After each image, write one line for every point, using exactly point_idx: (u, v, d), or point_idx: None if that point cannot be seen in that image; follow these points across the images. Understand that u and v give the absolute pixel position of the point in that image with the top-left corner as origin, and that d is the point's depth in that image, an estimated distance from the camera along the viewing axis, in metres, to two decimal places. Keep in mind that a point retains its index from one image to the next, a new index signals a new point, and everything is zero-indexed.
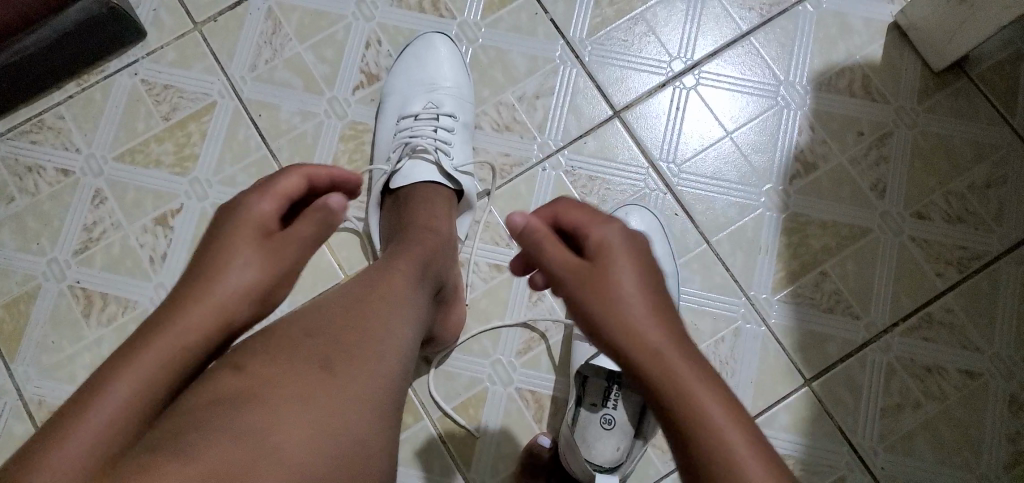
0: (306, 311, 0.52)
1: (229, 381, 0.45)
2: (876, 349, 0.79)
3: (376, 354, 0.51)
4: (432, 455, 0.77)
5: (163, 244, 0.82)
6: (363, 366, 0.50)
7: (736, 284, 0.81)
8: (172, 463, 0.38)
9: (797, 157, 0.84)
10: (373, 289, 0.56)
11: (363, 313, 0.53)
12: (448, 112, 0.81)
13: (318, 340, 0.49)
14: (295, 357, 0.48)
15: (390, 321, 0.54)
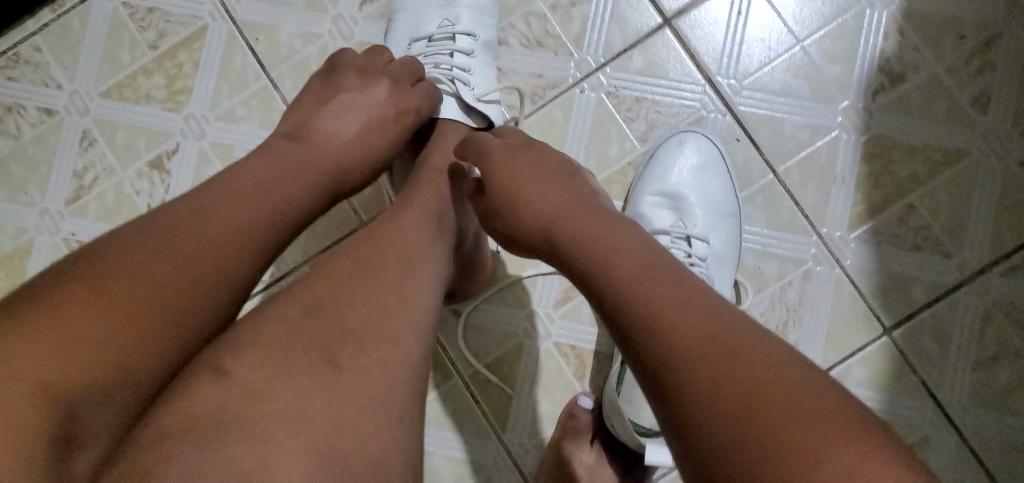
0: (298, 290, 0.43)
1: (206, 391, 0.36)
2: (970, 292, 0.68)
3: (388, 335, 0.42)
4: (464, 417, 0.70)
5: (161, 190, 0.74)
6: (373, 354, 0.41)
7: (806, 220, 0.70)
8: None
9: (882, 67, 0.71)
10: (381, 254, 0.46)
11: (370, 286, 0.44)
12: (465, 31, 0.69)
13: (314, 330, 0.40)
14: (289, 358, 0.39)
15: (402, 294, 0.44)
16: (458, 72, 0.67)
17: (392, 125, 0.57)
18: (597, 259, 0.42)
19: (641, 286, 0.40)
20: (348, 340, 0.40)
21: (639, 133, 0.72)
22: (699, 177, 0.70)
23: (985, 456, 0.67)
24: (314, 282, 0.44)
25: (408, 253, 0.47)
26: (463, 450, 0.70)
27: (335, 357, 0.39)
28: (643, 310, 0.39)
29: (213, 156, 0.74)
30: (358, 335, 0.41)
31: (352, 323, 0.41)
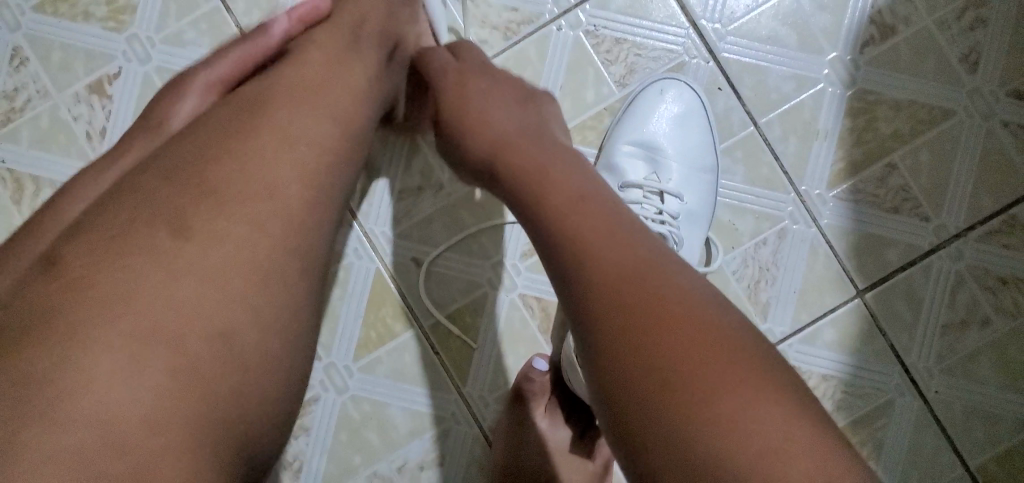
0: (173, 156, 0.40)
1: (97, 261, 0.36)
2: (946, 256, 0.67)
3: (263, 205, 0.39)
4: (424, 368, 0.68)
5: (101, 116, 0.69)
6: (235, 227, 0.38)
7: (785, 176, 0.67)
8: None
9: (873, 19, 0.68)
10: (279, 113, 0.42)
11: (256, 149, 0.40)
12: None
13: (181, 188, 0.38)
14: (113, 250, 0.36)
15: (295, 165, 0.41)
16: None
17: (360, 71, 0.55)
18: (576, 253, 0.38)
19: (621, 288, 0.36)
20: (218, 207, 0.38)
21: (618, 77, 0.68)
22: (678, 129, 0.68)
23: (946, 420, 0.66)
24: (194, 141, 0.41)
25: (313, 116, 0.43)
26: (422, 401, 0.68)
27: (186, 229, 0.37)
28: (615, 309, 0.36)
29: (158, 82, 0.69)
30: (232, 206, 0.38)
31: (227, 196, 0.39)
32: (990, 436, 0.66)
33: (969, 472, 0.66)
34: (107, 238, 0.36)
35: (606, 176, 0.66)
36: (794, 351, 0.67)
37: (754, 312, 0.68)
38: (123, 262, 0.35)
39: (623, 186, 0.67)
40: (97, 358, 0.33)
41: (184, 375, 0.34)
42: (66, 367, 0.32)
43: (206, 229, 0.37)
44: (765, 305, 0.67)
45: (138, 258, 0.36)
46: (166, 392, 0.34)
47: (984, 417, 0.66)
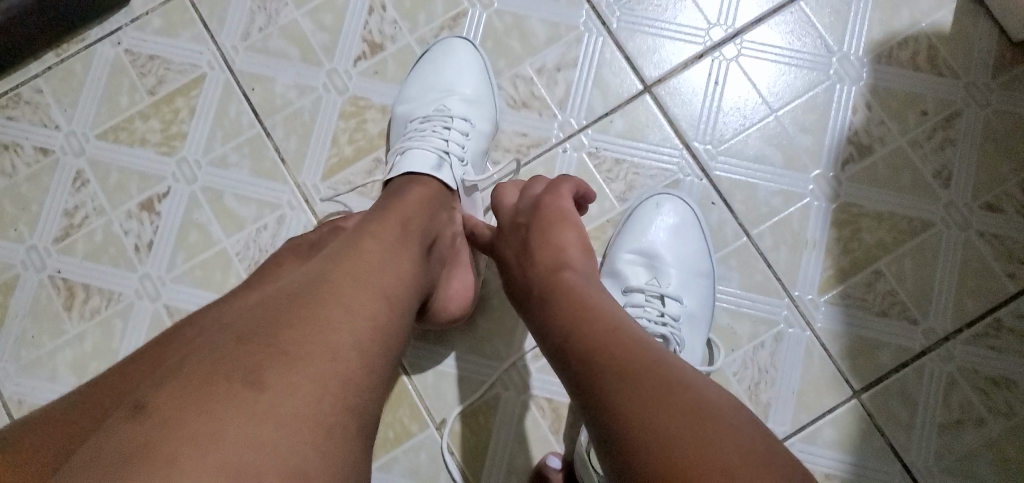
0: (261, 305, 0.49)
1: (240, 348, 0.44)
2: (936, 358, 0.70)
3: (339, 299, 0.49)
4: (439, 468, 0.71)
5: (150, 230, 0.76)
6: (316, 312, 0.47)
7: (778, 282, 0.72)
8: (211, 420, 0.39)
9: (851, 140, 0.74)
10: (359, 245, 0.54)
11: (334, 280, 0.50)
12: (462, 118, 0.72)
13: (298, 296, 0.48)
14: (223, 366, 0.43)
15: (370, 286, 0.51)
16: (456, 153, 0.69)
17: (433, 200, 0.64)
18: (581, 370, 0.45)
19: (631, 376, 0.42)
20: (311, 322, 0.46)
21: (619, 193, 0.75)
22: (675, 238, 0.72)
23: None
24: (278, 294, 0.49)
25: (383, 255, 0.54)
26: None
27: (281, 340, 0.45)
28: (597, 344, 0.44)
29: (203, 200, 0.76)
30: (323, 319, 0.47)
31: (318, 312, 0.47)
32: None
33: None
34: (215, 362, 0.43)
35: (609, 281, 0.72)
36: (795, 451, 0.70)
37: (756, 412, 0.71)
38: (279, 335, 0.45)
39: (624, 290, 0.71)
40: (239, 449, 0.38)
41: (303, 460, 0.40)
42: (217, 459, 0.38)
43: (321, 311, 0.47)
44: (765, 406, 0.70)
45: (282, 336, 0.45)
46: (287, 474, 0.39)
47: None
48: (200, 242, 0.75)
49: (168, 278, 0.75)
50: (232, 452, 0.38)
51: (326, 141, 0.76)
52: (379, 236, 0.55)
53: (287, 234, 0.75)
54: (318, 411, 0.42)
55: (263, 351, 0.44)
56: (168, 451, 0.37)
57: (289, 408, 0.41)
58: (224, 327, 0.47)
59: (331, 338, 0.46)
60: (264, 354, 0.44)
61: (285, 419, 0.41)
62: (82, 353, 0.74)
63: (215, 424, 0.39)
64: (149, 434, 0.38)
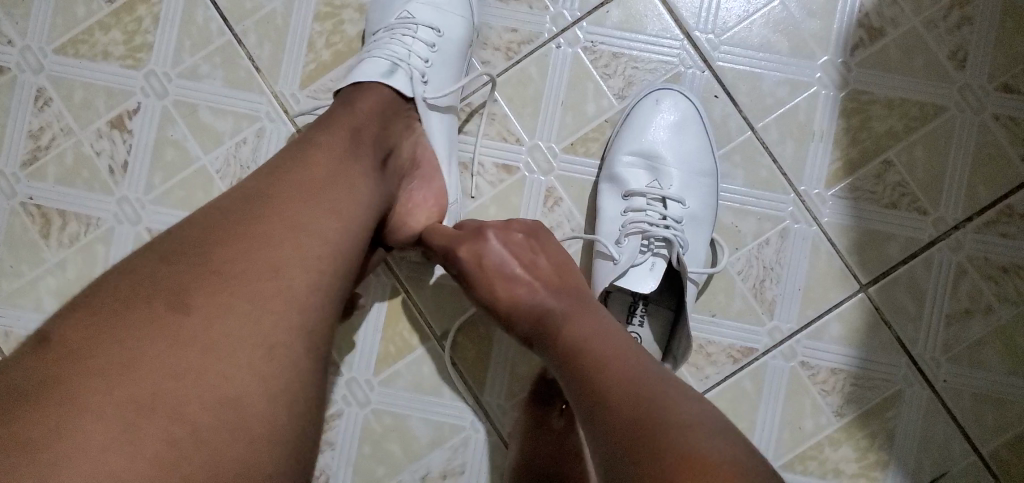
0: (190, 222, 0.46)
1: (166, 268, 0.42)
2: (946, 248, 0.68)
3: (288, 216, 0.46)
4: (442, 380, 0.70)
5: (122, 150, 0.71)
6: (256, 229, 0.45)
7: (784, 177, 0.70)
8: (124, 352, 0.38)
9: (861, 23, 0.70)
10: (307, 153, 0.51)
11: (279, 193, 0.47)
12: (426, 23, 0.66)
13: (237, 211, 0.46)
14: (144, 288, 0.41)
15: (317, 203, 0.48)
16: (416, 65, 0.64)
17: (392, 113, 0.60)
18: (632, 407, 0.40)
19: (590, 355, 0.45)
20: (247, 240, 0.44)
21: (617, 89, 0.71)
22: (675, 137, 0.69)
23: (956, 408, 0.68)
24: (213, 208, 0.47)
25: (330, 166, 0.50)
26: (441, 412, 0.70)
27: (212, 259, 0.43)
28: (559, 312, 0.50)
29: (176, 115, 0.71)
30: (260, 238, 0.44)
31: (255, 230, 0.45)
32: (1000, 422, 0.68)
33: (981, 458, 0.68)
34: (135, 283, 0.41)
35: (609, 185, 0.68)
36: (802, 347, 0.69)
37: (761, 311, 0.69)
38: (215, 254, 0.43)
39: (625, 194, 0.68)
40: (156, 382, 0.37)
41: (236, 390, 0.39)
42: (132, 393, 0.37)
43: (265, 229, 0.45)
44: (771, 304, 0.69)
45: (217, 256, 0.43)
46: (210, 403, 0.38)
47: (994, 404, 0.68)
48: (177, 160, 0.71)
49: (147, 200, 0.71)
50: (144, 378, 0.37)
51: (302, 46, 0.71)
52: (328, 145, 0.52)
53: (268, 149, 0.71)
54: (256, 336, 0.41)
55: (192, 270, 0.42)
56: (77, 386, 0.36)
57: (222, 337, 0.40)
58: (153, 244, 0.45)
59: (271, 261, 0.44)
60: (192, 274, 0.42)
61: (219, 352, 0.39)
62: (65, 281, 0.71)
63: (135, 357, 0.38)
64: (55, 368, 0.37)
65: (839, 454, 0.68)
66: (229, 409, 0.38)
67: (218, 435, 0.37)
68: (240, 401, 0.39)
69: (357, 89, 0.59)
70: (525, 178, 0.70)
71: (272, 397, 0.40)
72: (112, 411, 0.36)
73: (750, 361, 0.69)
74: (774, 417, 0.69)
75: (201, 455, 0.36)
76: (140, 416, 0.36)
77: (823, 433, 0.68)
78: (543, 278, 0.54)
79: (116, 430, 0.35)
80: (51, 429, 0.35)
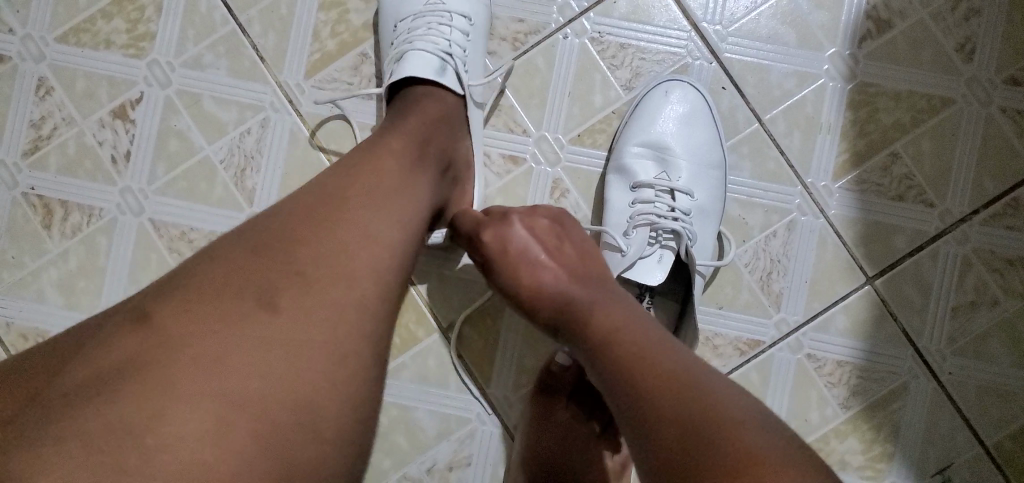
0: (272, 213, 0.46)
1: (253, 266, 0.42)
2: (952, 241, 0.68)
3: (367, 222, 0.46)
4: (448, 372, 0.70)
5: (126, 140, 0.71)
6: (337, 234, 0.44)
7: (791, 169, 0.69)
8: (212, 352, 0.38)
9: (870, 15, 0.70)
10: (380, 158, 0.51)
11: (359, 197, 0.47)
12: (463, 12, 0.66)
13: (318, 212, 0.46)
14: (233, 280, 0.41)
15: (388, 207, 0.48)
16: (460, 57, 0.64)
17: (450, 118, 0.61)
18: (676, 409, 0.40)
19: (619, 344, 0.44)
20: (328, 239, 0.44)
21: (624, 80, 0.70)
22: (685, 129, 0.69)
23: (961, 400, 0.68)
24: (292, 205, 0.47)
25: (399, 173, 0.50)
26: (447, 404, 0.70)
27: (300, 262, 0.42)
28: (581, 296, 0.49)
29: (179, 105, 0.71)
30: (339, 238, 0.44)
31: (337, 233, 0.44)
32: (1004, 414, 0.68)
33: (985, 450, 0.68)
34: (220, 280, 0.41)
35: (617, 176, 0.68)
36: (808, 340, 0.69)
37: (768, 303, 0.69)
38: (302, 256, 0.43)
39: (634, 186, 0.68)
40: (244, 382, 0.37)
41: (312, 394, 0.39)
42: (222, 392, 0.37)
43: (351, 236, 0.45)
44: (778, 296, 0.69)
45: (304, 258, 0.43)
46: (288, 398, 0.38)
47: (999, 396, 0.68)
48: (181, 150, 0.71)
49: (151, 191, 0.71)
50: (235, 371, 0.38)
51: (307, 35, 0.71)
52: (395, 151, 0.52)
53: (272, 139, 0.71)
54: (334, 342, 0.41)
55: (279, 272, 0.42)
56: (165, 373, 0.37)
57: (309, 342, 0.40)
58: (236, 233, 0.45)
59: (350, 269, 0.43)
60: (279, 276, 0.42)
61: (305, 357, 0.39)
62: (68, 273, 0.70)
63: (228, 357, 0.38)
64: (145, 364, 0.37)
65: (844, 446, 0.69)
66: (304, 413, 0.38)
67: (291, 437, 0.37)
68: (313, 400, 0.38)
69: (420, 94, 0.61)
70: (531, 170, 0.70)
71: (331, 397, 0.39)
72: (196, 409, 0.36)
73: (756, 353, 0.69)
74: (780, 409, 0.69)
75: (274, 454, 0.36)
76: (228, 415, 0.36)
77: (829, 426, 0.69)
78: (566, 264, 0.52)
79: (204, 429, 0.35)
80: (133, 426, 0.35)
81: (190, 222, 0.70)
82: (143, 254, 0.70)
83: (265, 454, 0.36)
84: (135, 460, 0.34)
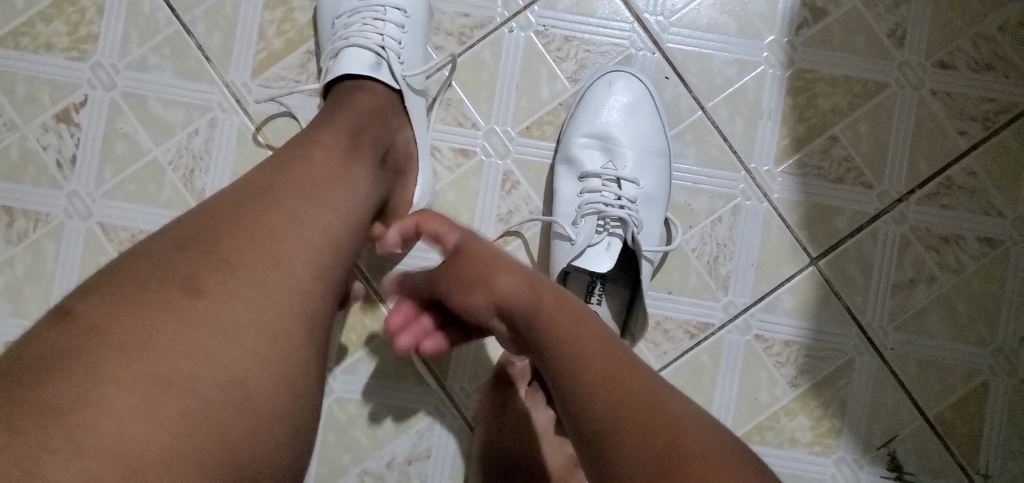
0: (200, 210, 0.47)
1: (185, 255, 0.43)
2: (890, 221, 0.71)
3: (295, 212, 0.47)
4: (404, 366, 0.71)
5: (70, 144, 0.70)
6: (266, 223, 0.46)
7: (734, 155, 0.71)
8: (148, 330, 0.38)
9: (805, 3, 0.72)
10: (310, 152, 0.52)
11: (286, 189, 0.48)
12: (396, 6, 0.66)
13: (247, 203, 0.47)
14: (160, 271, 0.42)
15: (320, 198, 0.49)
16: (393, 49, 0.64)
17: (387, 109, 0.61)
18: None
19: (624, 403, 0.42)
20: (261, 231, 0.45)
21: (570, 73, 0.71)
22: (630, 118, 0.70)
23: (903, 374, 0.70)
24: (220, 200, 0.48)
25: (331, 165, 0.52)
26: (405, 398, 0.70)
27: (226, 250, 0.44)
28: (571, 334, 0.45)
29: (125, 107, 0.70)
30: (268, 230, 0.45)
31: (263, 223, 0.46)
32: (944, 386, 0.70)
33: (927, 422, 0.70)
34: (153, 267, 0.42)
35: (565, 167, 0.69)
36: (756, 321, 0.71)
37: (716, 286, 0.71)
38: (233, 245, 0.44)
39: (581, 176, 0.69)
40: (182, 361, 0.38)
41: (247, 371, 0.40)
42: (160, 371, 0.37)
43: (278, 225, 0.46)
44: (725, 279, 0.71)
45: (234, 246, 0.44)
46: (225, 378, 0.39)
47: (939, 369, 0.70)
48: (128, 153, 0.70)
49: (98, 194, 0.70)
50: (167, 354, 0.38)
51: (253, 34, 0.71)
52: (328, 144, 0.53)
53: (220, 139, 0.70)
54: (268, 322, 0.42)
55: (209, 258, 0.43)
56: (102, 354, 0.37)
57: (244, 323, 0.41)
58: (164, 229, 0.46)
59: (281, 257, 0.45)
60: (209, 262, 0.43)
61: (240, 338, 0.41)
62: (14, 279, 0.69)
63: (165, 338, 0.39)
64: (79, 346, 0.37)
65: (794, 423, 0.70)
66: (241, 391, 0.39)
67: (230, 414, 0.38)
68: (249, 382, 0.40)
69: (354, 87, 0.61)
70: (481, 163, 0.71)
71: (273, 379, 0.41)
72: (131, 387, 0.36)
73: (706, 336, 0.70)
74: (731, 389, 0.70)
75: (210, 435, 0.37)
76: (167, 392, 0.37)
77: (779, 403, 0.70)
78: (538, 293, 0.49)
79: (141, 408, 0.36)
80: (67, 404, 0.35)
81: (139, 225, 0.70)
82: (92, 258, 0.69)
83: (201, 432, 0.37)
84: (65, 439, 0.34)
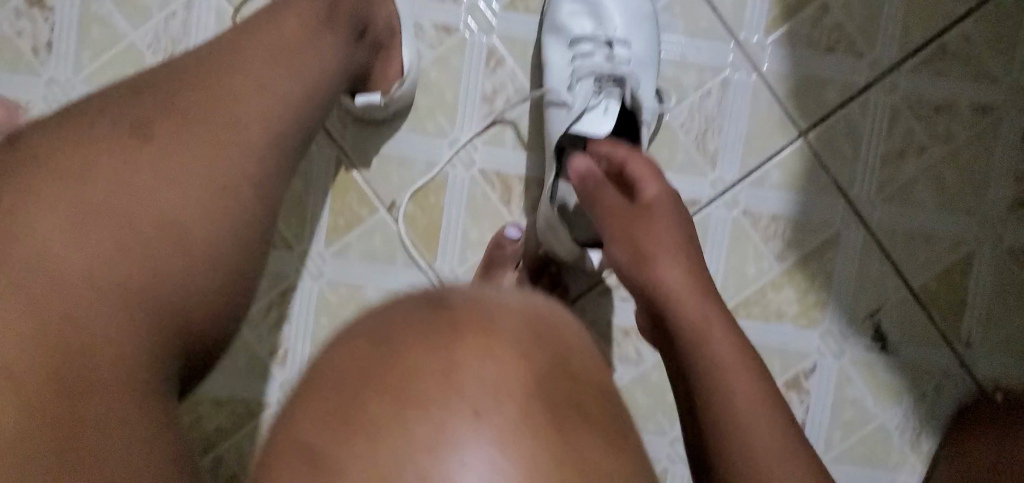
0: (164, 67, 0.46)
1: (152, 110, 0.43)
2: (881, 90, 0.70)
3: (265, 74, 0.47)
4: (393, 249, 0.71)
5: (44, 29, 0.68)
6: (235, 85, 0.46)
7: (723, 27, 0.69)
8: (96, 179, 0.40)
9: None
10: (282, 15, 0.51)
11: (256, 52, 0.48)
12: None
13: (213, 62, 0.46)
14: (113, 119, 0.42)
15: (288, 65, 0.49)
16: None
17: None
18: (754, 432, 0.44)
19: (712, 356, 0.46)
20: (228, 92, 0.45)
21: None
22: None
23: (889, 246, 0.70)
24: (185, 59, 0.47)
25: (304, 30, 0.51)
26: (395, 281, 0.71)
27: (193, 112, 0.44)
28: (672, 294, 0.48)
29: None
30: (234, 92, 0.45)
31: (232, 83, 0.46)
32: (931, 257, 0.70)
33: (913, 293, 0.70)
34: (111, 118, 0.42)
35: (554, 36, 0.68)
36: (744, 196, 0.70)
37: (704, 163, 0.71)
38: (198, 107, 0.44)
39: (572, 43, 0.67)
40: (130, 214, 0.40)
41: (193, 232, 0.41)
42: (107, 221, 0.39)
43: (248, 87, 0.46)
44: (713, 155, 0.70)
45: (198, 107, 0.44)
46: (154, 222, 0.40)
47: (926, 240, 0.70)
48: (104, 37, 0.69)
49: (77, 81, 0.69)
50: (102, 201, 0.39)
51: None
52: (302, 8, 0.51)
53: (198, 21, 0.69)
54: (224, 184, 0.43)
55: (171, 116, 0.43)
56: (50, 198, 0.39)
57: (200, 185, 0.42)
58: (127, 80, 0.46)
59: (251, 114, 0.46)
60: (172, 119, 0.43)
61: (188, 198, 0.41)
62: None
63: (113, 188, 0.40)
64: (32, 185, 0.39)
65: (781, 297, 0.70)
66: (183, 251, 0.41)
67: (172, 269, 0.40)
68: (181, 228, 0.41)
69: None
70: (465, 40, 0.70)
71: (218, 241, 0.42)
72: (73, 231, 0.38)
73: (693, 212, 0.70)
74: (718, 266, 0.70)
75: (150, 289, 0.39)
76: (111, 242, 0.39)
77: (766, 279, 0.70)
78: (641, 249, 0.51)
79: (87, 255, 0.38)
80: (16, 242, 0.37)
81: None
82: None
83: (144, 285, 0.39)
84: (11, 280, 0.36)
